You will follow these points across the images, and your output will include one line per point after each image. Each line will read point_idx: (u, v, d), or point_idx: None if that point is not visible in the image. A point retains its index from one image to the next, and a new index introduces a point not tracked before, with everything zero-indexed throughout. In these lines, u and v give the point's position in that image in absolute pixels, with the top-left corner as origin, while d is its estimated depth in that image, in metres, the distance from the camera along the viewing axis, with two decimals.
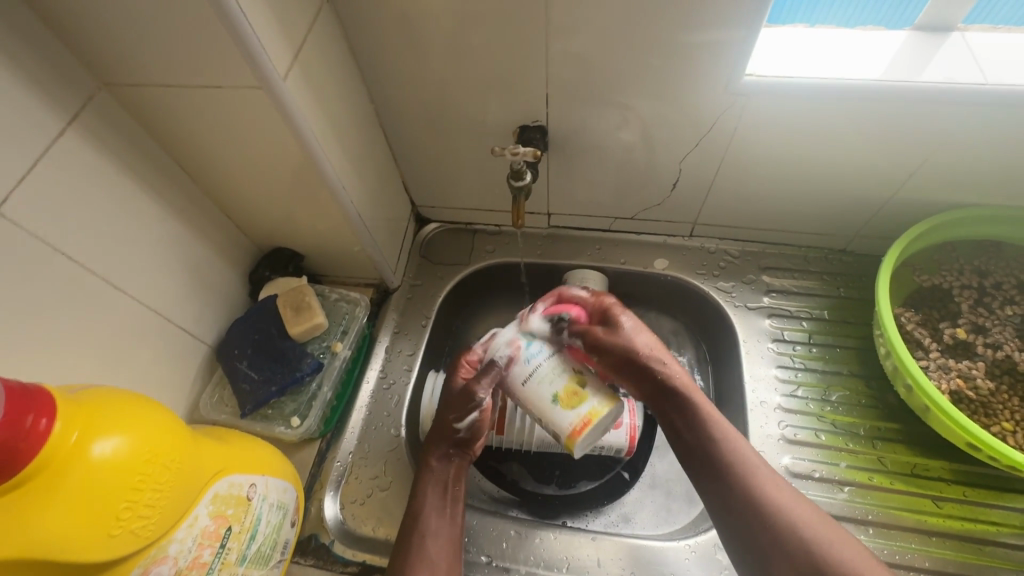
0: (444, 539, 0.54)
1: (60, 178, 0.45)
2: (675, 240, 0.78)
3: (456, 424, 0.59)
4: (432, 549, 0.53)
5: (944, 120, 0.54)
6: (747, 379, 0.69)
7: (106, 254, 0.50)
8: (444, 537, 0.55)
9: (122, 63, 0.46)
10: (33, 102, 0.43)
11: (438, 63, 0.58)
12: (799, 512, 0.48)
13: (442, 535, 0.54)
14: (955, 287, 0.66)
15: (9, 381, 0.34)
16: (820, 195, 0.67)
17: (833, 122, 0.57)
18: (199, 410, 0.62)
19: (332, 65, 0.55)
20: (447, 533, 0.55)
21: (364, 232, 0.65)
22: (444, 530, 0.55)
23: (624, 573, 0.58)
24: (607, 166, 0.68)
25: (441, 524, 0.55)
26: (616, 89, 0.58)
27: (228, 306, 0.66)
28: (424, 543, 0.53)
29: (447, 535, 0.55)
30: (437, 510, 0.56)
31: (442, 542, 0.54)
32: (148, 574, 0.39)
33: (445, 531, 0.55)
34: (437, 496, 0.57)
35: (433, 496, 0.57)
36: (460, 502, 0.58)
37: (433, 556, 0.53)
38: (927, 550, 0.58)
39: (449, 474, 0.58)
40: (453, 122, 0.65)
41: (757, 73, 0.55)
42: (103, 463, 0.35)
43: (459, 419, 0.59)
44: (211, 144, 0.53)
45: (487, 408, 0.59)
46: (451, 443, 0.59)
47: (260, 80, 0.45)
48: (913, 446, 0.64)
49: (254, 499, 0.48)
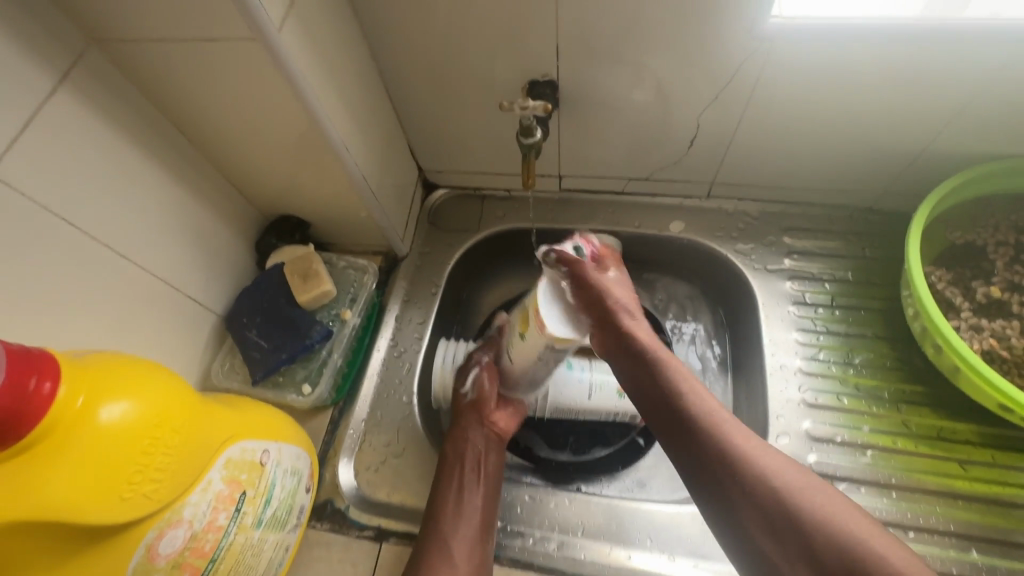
0: (463, 527, 0.54)
1: (55, 141, 0.44)
2: (692, 202, 0.75)
3: (460, 390, 0.64)
4: (449, 537, 0.54)
5: (985, 61, 0.51)
6: (766, 343, 0.67)
7: (107, 220, 0.49)
8: (464, 525, 0.55)
9: (109, 16, 0.43)
10: (20, 59, 0.41)
11: (441, 14, 0.55)
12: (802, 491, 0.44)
13: (461, 523, 0.54)
14: (990, 244, 0.63)
15: (11, 344, 0.33)
16: (846, 150, 0.63)
17: (862, 68, 0.53)
18: (210, 378, 0.62)
19: (329, 17, 0.52)
20: (466, 521, 0.55)
21: (370, 198, 0.63)
22: (461, 518, 0.55)
23: (640, 536, 0.57)
24: (621, 125, 0.65)
25: (460, 511, 0.55)
26: (630, 38, 0.55)
27: (235, 274, 0.65)
28: (445, 532, 0.54)
29: (467, 523, 0.55)
30: (454, 498, 0.56)
31: (459, 532, 0.54)
32: (164, 537, 0.39)
33: (463, 518, 0.55)
34: (457, 482, 0.57)
35: (454, 482, 0.57)
36: (480, 487, 0.57)
37: (451, 545, 0.53)
38: (951, 513, 0.57)
39: (466, 460, 0.59)
40: (459, 79, 0.62)
41: (786, 15, 0.51)
42: (111, 427, 0.35)
43: (461, 384, 0.64)
44: (208, 104, 0.51)
45: (486, 365, 0.64)
46: (464, 416, 0.62)
47: (254, 30, 0.43)
48: (940, 409, 0.62)
49: (268, 465, 0.48)
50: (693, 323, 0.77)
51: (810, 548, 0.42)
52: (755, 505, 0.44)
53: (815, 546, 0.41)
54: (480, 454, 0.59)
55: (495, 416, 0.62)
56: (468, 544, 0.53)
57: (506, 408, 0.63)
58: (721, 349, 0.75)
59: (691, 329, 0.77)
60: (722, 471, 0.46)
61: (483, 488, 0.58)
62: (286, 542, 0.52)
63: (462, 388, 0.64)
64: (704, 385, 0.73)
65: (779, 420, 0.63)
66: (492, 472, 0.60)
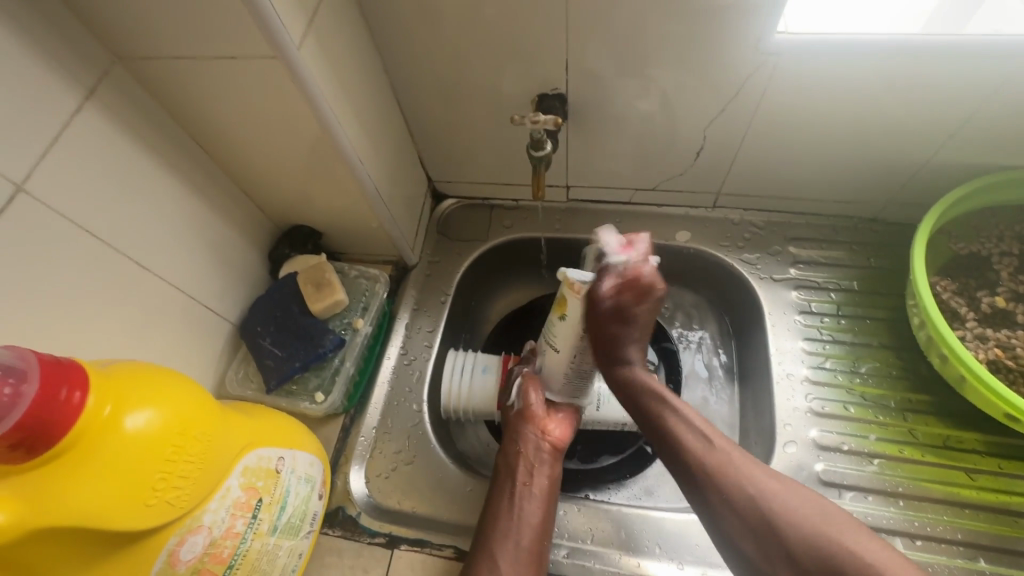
0: (513, 542, 0.53)
1: (81, 156, 0.45)
2: (697, 212, 0.76)
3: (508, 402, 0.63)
4: (499, 554, 0.53)
5: (985, 76, 0.52)
6: (773, 351, 0.67)
7: (128, 232, 0.50)
8: (516, 541, 0.54)
9: (135, 35, 0.45)
10: (49, 77, 0.42)
11: (453, 30, 0.56)
12: (773, 488, 0.47)
13: (510, 539, 0.54)
14: (994, 254, 0.64)
15: (42, 354, 0.34)
16: (850, 161, 0.64)
17: (865, 83, 0.54)
18: (225, 386, 0.63)
19: (345, 34, 0.53)
20: (517, 537, 0.54)
21: (382, 209, 0.64)
22: (512, 534, 0.54)
23: (648, 543, 0.58)
24: (628, 137, 0.66)
25: (511, 526, 0.54)
26: (637, 53, 0.56)
27: (249, 283, 0.66)
28: (493, 549, 0.53)
29: (518, 538, 0.54)
30: (505, 513, 0.55)
31: (508, 548, 0.53)
32: (184, 543, 0.40)
33: (515, 533, 0.54)
34: (509, 497, 0.56)
35: (507, 496, 0.56)
36: (534, 502, 0.56)
37: (501, 562, 0.52)
38: (959, 522, 0.57)
39: (521, 474, 0.58)
40: (470, 92, 0.64)
41: (790, 32, 0.52)
42: (136, 436, 0.36)
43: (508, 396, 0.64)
44: (227, 119, 0.53)
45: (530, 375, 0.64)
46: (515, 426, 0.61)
47: (274, 49, 0.44)
48: (946, 419, 0.62)
49: (283, 472, 0.49)
50: (699, 331, 0.78)
51: (786, 551, 0.45)
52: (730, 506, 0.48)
53: (792, 550, 0.45)
54: (534, 467, 0.58)
55: (549, 424, 0.60)
56: (516, 560, 0.52)
57: (560, 414, 0.61)
58: (727, 358, 0.76)
59: (698, 337, 0.78)
60: (703, 482, 0.50)
61: (536, 502, 0.56)
62: (299, 548, 0.52)
63: (511, 400, 0.63)
64: (710, 393, 0.74)
65: (786, 428, 0.63)
66: (550, 486, 0.58)
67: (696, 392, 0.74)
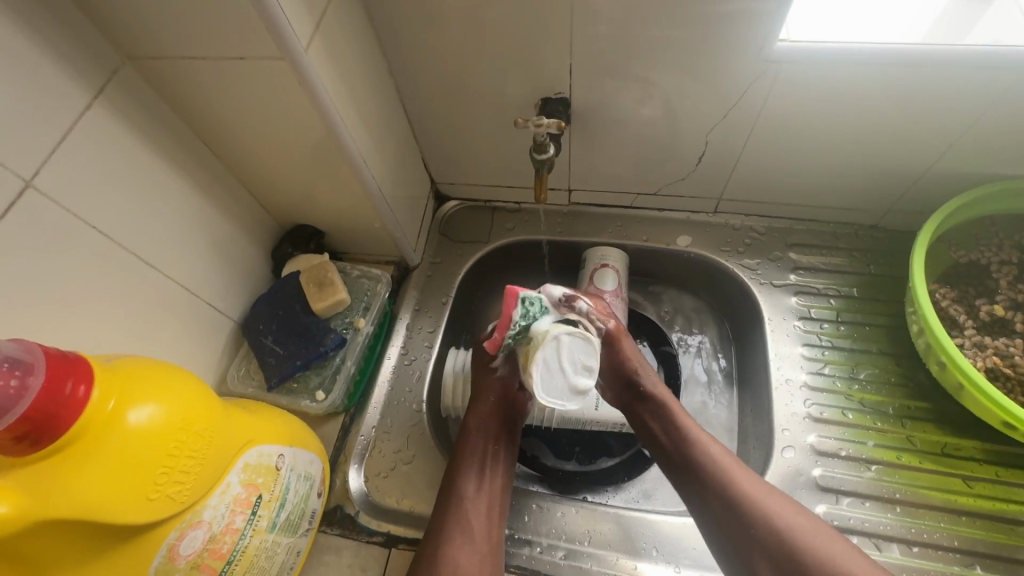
0: (481, 501, 0.56)
1: (88, 153, 0.46)
2: (698, 216, 0.76)
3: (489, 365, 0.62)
4: (469, 511, 0.55)
5: (987, 87, 0.52)
6: (772, 357, 0.68)
7: (135, 230, 0.50)
8: (483, 499, 0.56)
9: (144, 35, 0.45)
10: (59, 75, 0.43)
11: (459, 33, 0.57)
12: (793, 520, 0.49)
13: (479, 497, 0.56)
14: (993, 263, 0.64)
15: (48, 348, 0.35)
16: (851, 169, 0.64)
17: (868, 90, 0.55)
18: (226, 383, 0.63)
19: (351, 36, 0.54)
20: (485, 495, 0.56)
21: (385, 209, 0.65)
22: (481, 493, 0.56)
23: (645, 546, 0.58)
24: (629, 141, 0.67)
25: (479, 487, 0.57)
26: (640, 59, 0.56)
27: (252, 282, 0.66)
28: (464, 505, 0.55)
29: (486, 498, 0.56)
30: (472, 474, 0.57)
31: (478, 505, 0.56)
32: (184, 538, 0.40)
33: (483, 492, 0.57)
34: (476, 458, 0.58)
35: (473, 457, 0.58)
36: (498, 463, 0.59)
37: (471, 517, 0.55)
38: (956, 530, 0.57)
39: (486, 437, 0.60)
40: (475, 95, 0.64)
41: (792, 39, 0.53)
42: (139, 430, 0.36)
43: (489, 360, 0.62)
44: (233, 119, 0.53)
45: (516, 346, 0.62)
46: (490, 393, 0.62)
47: (282, 50, 0.44)
48: (944, 426, 0.62)
49: (282, 469, 0.49)
50: (699, 335, 0.78)
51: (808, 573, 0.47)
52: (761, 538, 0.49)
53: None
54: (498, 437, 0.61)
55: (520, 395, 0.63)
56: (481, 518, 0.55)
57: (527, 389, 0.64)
58: (727, 362, 0.76)
59: (697, 341, 0.78)
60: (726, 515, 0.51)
61: (498, 463, 0.59)
62: (298, 546, 0.53)
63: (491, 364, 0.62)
64: (709, 397, 0.74)
65: (784, 433, 0.63)
66: (507, 449, 0.61)
67: (695, 396, 0.74)
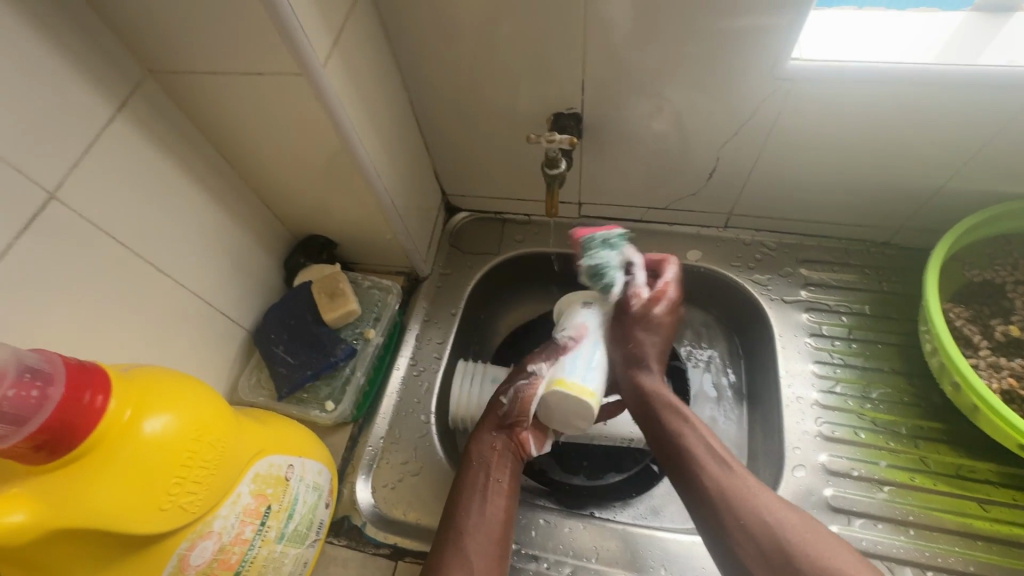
0: (483, 538, 0.54)
1: (110, 164, 0.46)
2: (709, 231, 0.76)
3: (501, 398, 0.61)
4: (468, 547, 0.53)
5: (1002, 106, 0.52)
6: (783, 374, 0.67)
7: (152, 239, 0.51)
8: (484, 537, 0.54)
9: (167, 50, 0.46)
10: (85, 89, 0.44)
11: (473, 49, 0.58)
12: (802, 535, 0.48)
13: (480, 534, 0.54)
14: (1008, 283, 0.64)
15: (68, 358, 0.36)
16: (863, 186, 0.64)
17: (881, 108, 0.55)
18: (237, 392, 0.63)
19: (368, 52, 0.55)
20: (486, 532, 0.54)
21: (396, 221, 0.65)
22: (482, 527, 0.54)
23: (653, 564, 0.57)
24: (640, 156, 0.67)
25: (480, 524, 0.54)
26: (653, 76, 0.57)
27: (265, 291, 0.67)
28: (463, 543, 0.53)
29: (488, 535, 0.54)
30: (478, 510, 0.55)
31: (479, 544, 0.53)
32: (195, 548, 0.40)
33: (484, 529, 0.54)
34: (480, 493, 0.56)
35: (475, 492, 0.56)
36: (504, 498, 0.57)
37: (471, 555, 0.52)
38: (971, 554, 0.56)
39: (490, 471, 0.58)
40: (487, 109, 0.65)
41: (804, 58, 0.53)
42: (153, 440, 0.36)
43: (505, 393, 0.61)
44: (251, 132, 0.54)
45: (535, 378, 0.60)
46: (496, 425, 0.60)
47: (300, 66, 0.45)
48: (959, 448, 0.62)
49: (292, 479, 0.49)
50: (708, 349, 0.78)
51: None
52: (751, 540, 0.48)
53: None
54: (500, 467, 0.58)
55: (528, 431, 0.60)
56: (482, 553, 0.53)
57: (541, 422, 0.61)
58: (736, 378, 0.75)
59: (706, 355, 0.77)
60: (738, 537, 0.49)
61: (505, 498, 0.57)
62: (305, 556, 0.53)
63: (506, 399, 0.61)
64: (719, 412, 0.73)
65: (795, 451, 0.63)
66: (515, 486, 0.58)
67: (704, 411, 0.73)
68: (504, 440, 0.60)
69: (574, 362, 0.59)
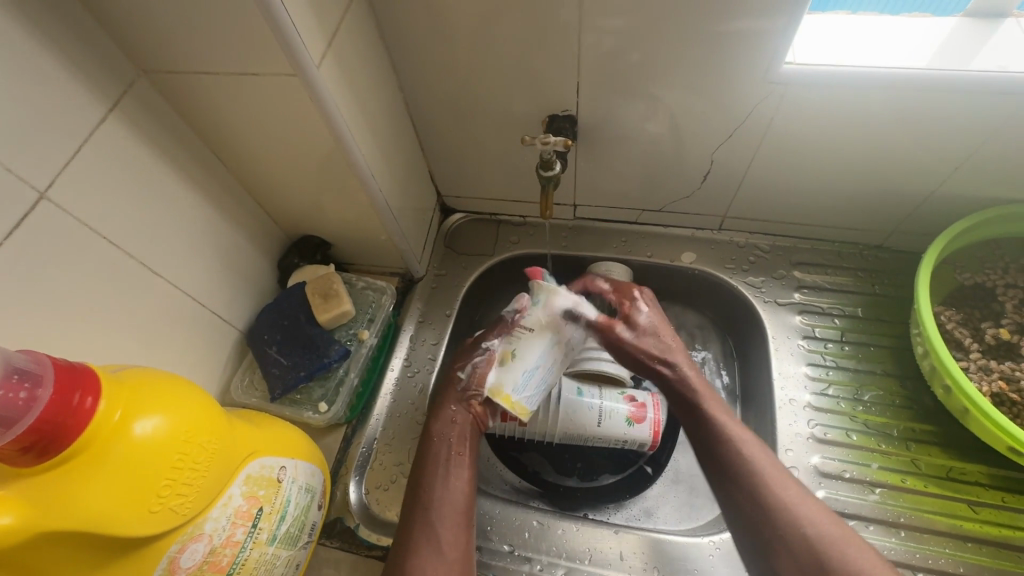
0: (449, 511, 0.53)
1: (101, 164, 0.46)
2: (703, 233, 0.76)
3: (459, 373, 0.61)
4: (435, 520, 0.53)
5: (994, 112, 0.52)
6: (776, 376, 0.68)
7: (144, 240, 0.51)
8: (451, 509, 0.54)
9: (160, 50, 0.46)
10: (77, 88, 0.44)
11: (468, 51, 0.58)
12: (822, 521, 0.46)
13: (445, 506, 0.54)
14: (999, 286, 0.64)
15: (58, 360, 0.35)
16: (856, 190, 0.65)
17: (874, 112, 0.55)
18: (230, 393, 0.63)
19: (363, 53, 0.54)
20: (451, 503, 0.54)
21: (391, 221, 0.65)
22: (446, 498, 0.54)
23: (646, 567, 0.58)
24: (635, 159, 0.67)
25: (445, 497, 0.54)
26: (647, 79, 0.57)
27: (258, 292, 0.67)
28: (429, 517, 0.53)
29: (454, 507, 0.54)
30: (439, 482, 0.55)
31: (448, 517, 0.53)
32: (185, 551, 0.40)
33: (448, 500, 0.54)
34: (443, 466, 0.56)
35: (438, 467, 0.56)
36: (466, 469, 0.56)
37: (439, 528, 0.52)
38: (961, 556, 0.56)
39: (451, 445, 0.57)
40: (482, 111, 0.65)
41: (798, 62, 0.53)
42: (144, 442, 0.36)
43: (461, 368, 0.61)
44: (244, 132, 0.54)
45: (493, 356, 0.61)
46: (454, 399, 0.60)
47: (295, 67, 0.45)
48: (949, 450, 0.62)
49: (284, 481, 0.49)
50: (702, 351, 0.77)
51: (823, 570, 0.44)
52: (769, 520, 0.47)
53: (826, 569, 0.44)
54: (461, 439, 0.58)
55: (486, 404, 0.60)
56: (449, 524, 0.53)
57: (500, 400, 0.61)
58: (730, 380, 0.75)
59: (700, 356, 0.77)
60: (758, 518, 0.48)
61: (468, 470, 0.56)
62: (297, 558, 0.52)
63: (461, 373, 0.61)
64: None
65: (788, 453, 0.63)
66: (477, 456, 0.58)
67: None
68: (463, 415, 0.59)
69: (526, 380, 0.57)
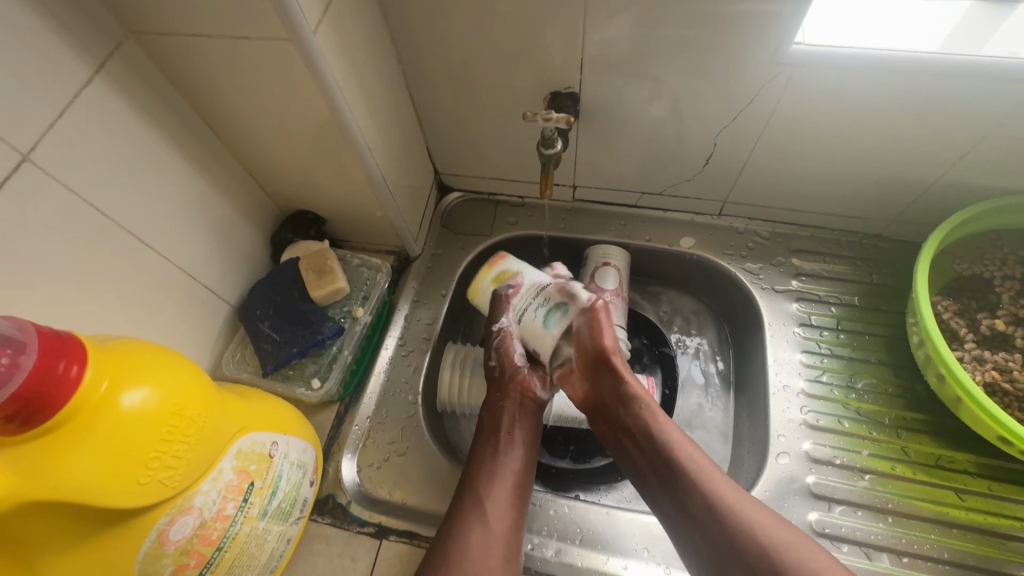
0: (501, 486, 0.55)
1: (87, 128, 0.45)
2: (703, 219, 0.76)
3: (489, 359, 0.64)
4: (484, 494, 0.55)
5: (1003, 100, 0.51)
6: (770, 362, 0.68)
7: (132, 208, 0.50)
8: (501, 483, 0.56)
9: (149, 11, 0.44)
10: (61, 48, 0.42)
11: (469, 23, 0.56)
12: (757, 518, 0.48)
13: (495, 481, 0.56)
14: (997, 277, 0.64)
15: (42, 327, 0.34)
16: (859, 177, 0.64)
17: (882, 97, 0.54)
18: (221, 367, 0.63)
19: (360, 22, 0.52)
20: (500, 480, 0.56)
21: (387, 198, 0.64)
22: (495, 473, 0.56)
23: (637, 547, 0.58)
24: (637, 140, 0.66)
25: (495, 472, 0.56)
26: (654, 58, 0.56)
27: (251, 266, 0.66)
28: (479, 489, 0.55)
29: (504, 480, 0.56)
30: (490, 459, 0.57)
31: (500, 491, 0.55)
32: (174, 523, 0.40)
33: (499, 476, 0.56)
34: (492, 444, 0.58)
35: (489, 449, 0.58)
36: (517, 446, 0.59)
37: (486, 504, 0.54)
38: (947, 542, 0.57)
39: (501, 424, 0.60)
40: (483, 87, 0.63)
41: (808, 43, 0.52)
42: (132, 413, 0.35)
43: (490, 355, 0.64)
44: (238, 100, 0.52)
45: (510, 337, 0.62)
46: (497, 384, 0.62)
47: (289, 31, 0.44)
48: (939, 438, 0.63)
49: (276, 457, 0.49)
50: (697, 337, 0.78)
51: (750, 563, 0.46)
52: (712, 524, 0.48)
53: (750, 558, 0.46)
54: (515, 418, 0.60)
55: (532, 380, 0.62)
56: (500, 499, 0.55)
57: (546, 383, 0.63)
58: (724, 367, 0.75)
59: (696, 343, 0.77)
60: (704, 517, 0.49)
61: (521, 450, 0.59)
62: (288, 533, 0.52)
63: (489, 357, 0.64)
64: (705, 400, 0.74)
65: (779, 439, 0.63)
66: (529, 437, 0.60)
67: (691, 398, 0.74)
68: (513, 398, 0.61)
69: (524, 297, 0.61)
